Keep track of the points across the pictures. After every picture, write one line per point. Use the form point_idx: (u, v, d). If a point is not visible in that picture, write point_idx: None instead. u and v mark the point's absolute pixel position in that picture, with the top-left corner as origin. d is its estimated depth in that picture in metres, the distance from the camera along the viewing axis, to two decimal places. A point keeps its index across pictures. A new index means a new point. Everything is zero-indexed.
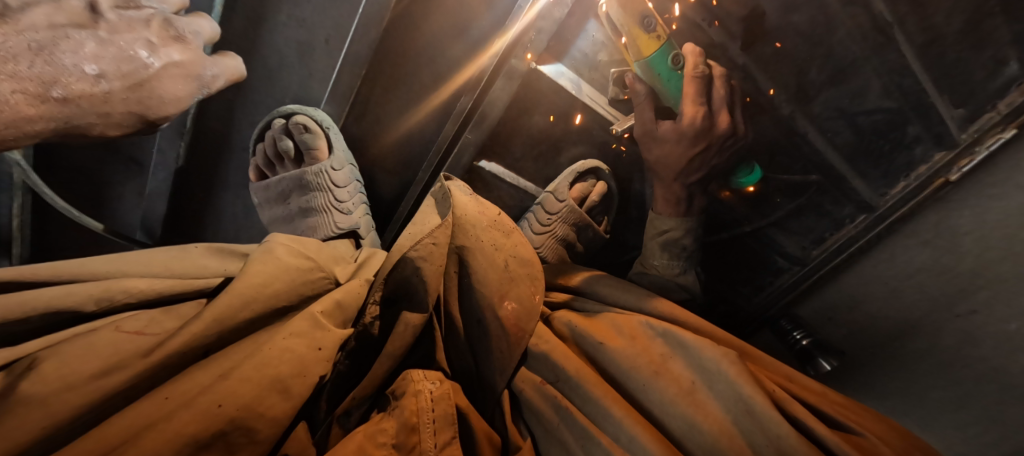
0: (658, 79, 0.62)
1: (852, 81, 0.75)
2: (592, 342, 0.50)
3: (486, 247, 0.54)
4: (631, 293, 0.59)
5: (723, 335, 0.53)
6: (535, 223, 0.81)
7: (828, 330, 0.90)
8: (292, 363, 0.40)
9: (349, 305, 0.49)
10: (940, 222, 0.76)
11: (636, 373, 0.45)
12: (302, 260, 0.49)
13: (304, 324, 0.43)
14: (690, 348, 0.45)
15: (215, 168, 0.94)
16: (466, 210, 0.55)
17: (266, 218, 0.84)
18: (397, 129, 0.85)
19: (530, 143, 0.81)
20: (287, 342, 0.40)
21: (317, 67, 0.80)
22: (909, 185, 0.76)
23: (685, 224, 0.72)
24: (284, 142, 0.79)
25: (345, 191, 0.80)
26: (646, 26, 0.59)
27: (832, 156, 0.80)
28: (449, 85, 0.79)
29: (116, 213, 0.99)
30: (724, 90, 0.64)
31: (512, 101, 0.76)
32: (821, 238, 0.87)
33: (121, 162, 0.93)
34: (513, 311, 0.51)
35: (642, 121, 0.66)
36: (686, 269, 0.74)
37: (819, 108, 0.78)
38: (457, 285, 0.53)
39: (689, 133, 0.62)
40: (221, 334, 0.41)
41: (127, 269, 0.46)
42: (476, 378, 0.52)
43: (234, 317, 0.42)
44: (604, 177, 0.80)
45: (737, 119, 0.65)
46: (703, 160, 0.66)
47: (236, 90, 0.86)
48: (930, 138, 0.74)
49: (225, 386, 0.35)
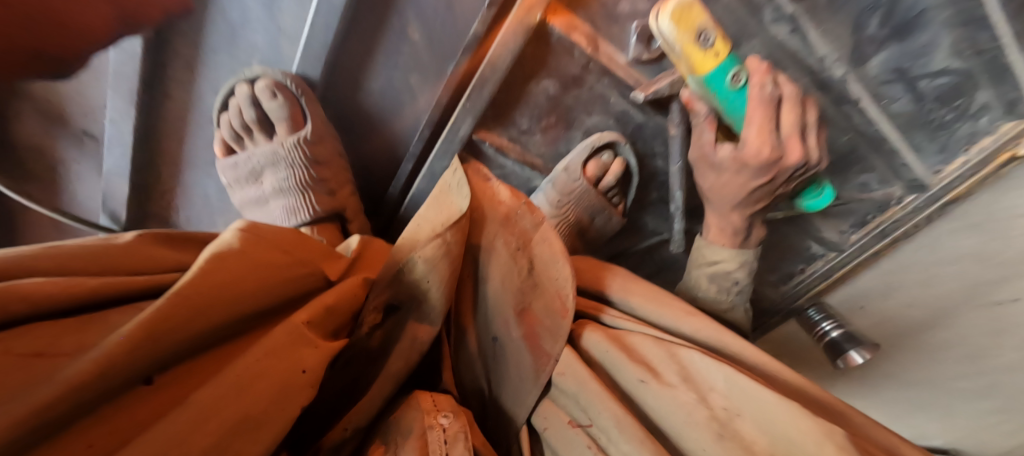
0: (716, 99, 0.54)
1: (923, 36, 0.64)
2: (632, 379, 0.39)
3: (507, 250, 0.42)
4: (671, 308, 0.49)
5: (801, 379, 0.40)
6: (545, 206, 0.72)
7: (858, 320, 0.92)
8: (269, 392, 0.29)
9: (342, 310, 0.39)
10: (994, 203, 0.71)
11: (696, 431, 0.34)
12: (280, 254, 0.36)
13: (285, 338, 0.32)
14: (777, 417, 0.33)
15: (180, 143, 0.84)
16: (482, 202, 0.43)
17: (237, 200, 0.76)
18: (372, 94, 0.74)
19: (543, 112, 0.68)
20: (263, 365, 0.29)
21: (286, 23, 0.70)
22: (970, 160, 0.70)
23: (739, 257, 0.64)
24: (248, 112, 0.70)
25: (327, 168, 0.72)
26: (705, 43, 0.50)
27: (885, 124, 0.73)
28: (445, 49, 0.66)
29: (75, 193, 0.91)
30: (796, 112, 0.53)
31: (521, 57, 0.63)
32: (863, 221, 0.83)
33: (73, 137, 0.84)
34: (539, 326, 0.41)
35: (699, 144, 0.59)
36: (735, 305, 0.66)
37: (874, 70, 0.68)
38: (472, 291, 0.45)
39: (750, 163, 0.54)
40: (169, 352, 0.28)
41: (40, 266, 0.31)
42: (489, 403, 0.44)
43: (183, 329, 0.28)
44: (624, 153, 0.69)
45: (813, 147, 0.54)
46: (766, 191, 0.58)
47: (190, 49, 0.74)
48: (1000, 105, 0.66)
49: (168, 432, 0.24)
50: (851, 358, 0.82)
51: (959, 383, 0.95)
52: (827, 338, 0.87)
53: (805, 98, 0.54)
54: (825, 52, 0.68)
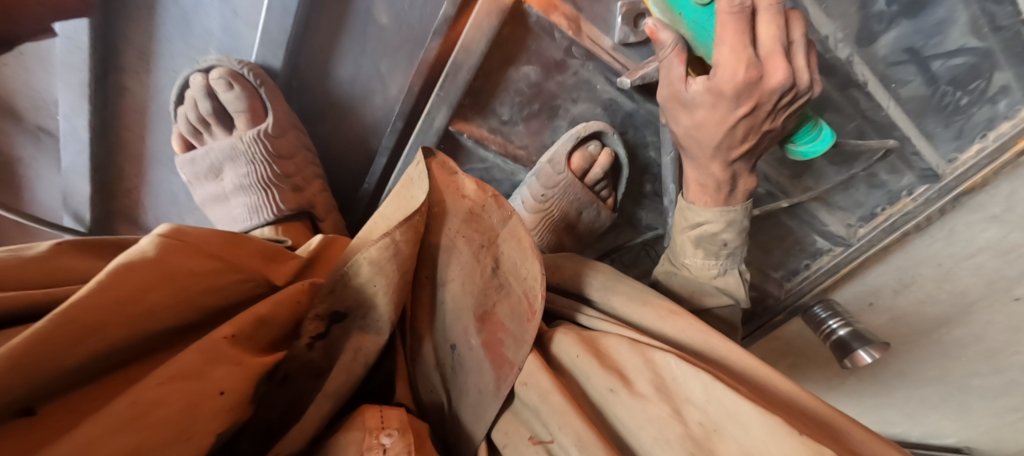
0: (680, 21, 0.50)
1: (939, 10, 0.60)
2: (600, 388, 0.35)
3: (467, 246, 0.39)
4: (651, 308, 0.45)
5: (794, 387, 0.35)
6: (528, 200, 0.68)
7: (869, 318, 0.89)
8: (172, 421, 0.26)
9: (281, 319, 0.36)
10: (1013, 194, 0.70)
11: (666, 450, 0.30)
12: (204, 260, 0.33)
13: (198, 358, 0.28)
14: (756, 435, 0.29)
15: (140, 138, 0.81)
16: (443, 194, 0.39)
17: (198, 197, 0.72)
18: (337, 81, 0.69)
19: (526, 101, 0.64)
20: (165, 391, 0.26)
21: (242, 5, 0.66)
22: (986, 147, 0.69)
23: (726, 216, 0.58)
24: (202, 103, 0.66)
25: (292, 163, 0.69)
26: None
27: (895, 110, 0.69)
28: (415, 33, 0.63)
29: (39, 192, 0.89)
30: (777, 25, 0.46)
31: (498, 38, 0.58)
32: (871, 214, 0.81)
33: (29, 133, 0.81)
34: (500, 333, 0.39)
35: (668, 81, 0.52)
36: (726, 269, 0.61)
37: (884, 51, 0.64)
38: (431, 294, 0.42)
39: (727, 92, 0.47)
40: (54, 377, 0.24)
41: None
42: (448, 419, 0.41)
43: (67, 351, 0.24)
44: (613, 143, 0.65)
45: (801, 67, 0.48)
46: (750, 127, 0.52)
47: (144, 37, 0.71)
48: (1020, 86, 0.65)
49: None
50: (862, 355, 0.77)
51: (974, 380, 0.93)
52: (834, 336, 0.82)
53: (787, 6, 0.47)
54: (830, 31, 0.62)
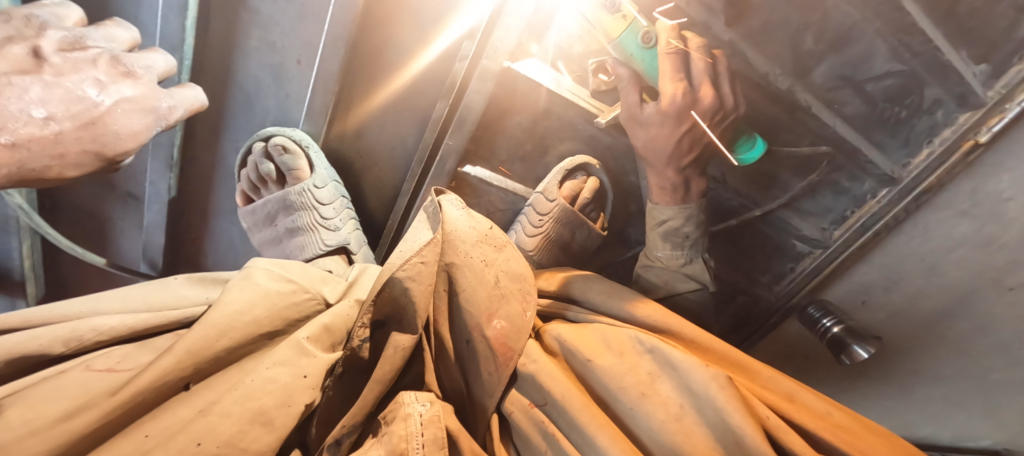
0: (633, 60, 0.59)
1: (857, 46, 0.73)
2: (580, 359, 0.49)
3: (475, 263, 0.55)
4: (622, 300, 0.59)
5: (724, 345, 0.49)
6: (528, 226, 0.78)
7: (866, 315, 0.94)
8: (276, 394, 0.41)
9: (338, 328, 0.53)
10: (975, 189, 0.78)
11: (624, 393, 0.44)
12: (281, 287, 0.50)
13: (289, 351, 0.45)
14: (685, 374, 0.43)
15: (206, 196, 0.96)
16: (454, 228, 0.56)
17: (255, 241, 0.85)
18: (364, 134, 0.83)
19: (523, 142, 0.77)
20: (271, 371, 0.42)
21: (293, 87, 0.80)
22: (935, 151, 0.78)
23: (684, 213, 0.70)
24: (265, 165, 0.79)
25: (330, 208, 0.81)
26: (610, 6, 0.55)
27: (843, 127, 0.80)
28: (426, 95, 0.76)
29: (118, 248, 1.03)
30: (706, 61, 0.58)
31: (493, 99, 0.73)
32: (842, 217, 0.90)
33: (118, 199, 0.96)
34: (503, 328, 0.53)
35: (625, 106, 0.62)
36: (691, 258, 0.73)
37: (821, 79, 0.76)
38: (447, 303, 0.55)
39: (671, 112, 0.58)
40: (198, 365, 0.42)
41: (105, 307, 0.48)
42: (467, 398, 0.55)
43: (210, 347, 0.42)
44: (596, 173, 0.77)
45: (727, 93, 0.60)
46: (693, 139, 0.62)
47: (215, 118, 0.86)
48: (952, 99, 0.75)
49: (203, 423, 0.37)
50: (857, 353, 0.84)
51: None
52: (830, 334, 0.89)
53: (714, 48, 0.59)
54: (769, 69, 0.75)
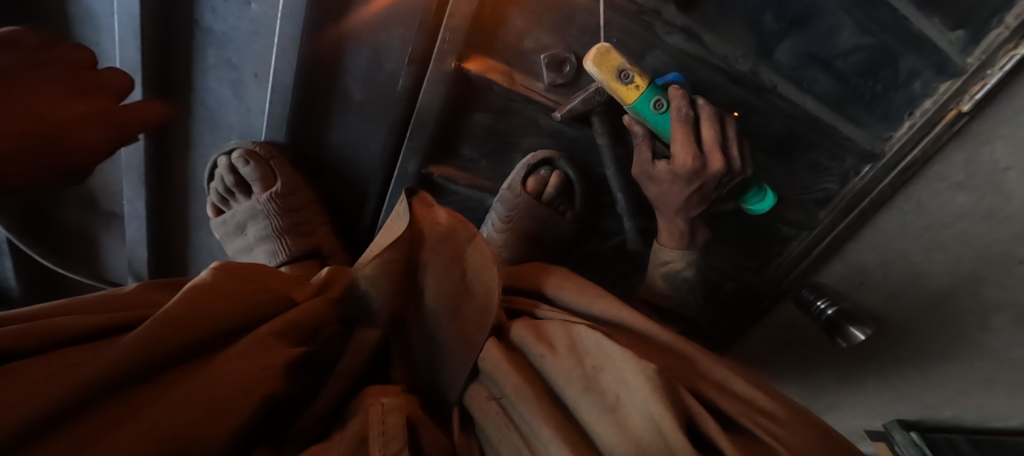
0: (646, 121, 0.67)
1: (823, 21, 0.70)
2: (535, 355, 0.51)
3: (440, 260, 0.60)
4: (587, 294, 0.60)
5: (668, 336, 0.51)
6: (496, 221, 0.81)
7: (864, 296, 0.93)
8: (236, 383, 0.45)
9: (306, 323, 0.55)
10: (969, 161, 0.76)
11: (570, 386, 0.46)
12: (245, 284, 0.52)
13: (251, 345, 0.48)
14: (618, 364, 0.45)
15: (185, 210, 0.99)
16: (422, 227, 0.61)
17: (229, 251, 0.89)
18: (326, 141, 0.83)
19: (488, 139, 0.77)
20: (230, 365, 0.45)
21: (252, 101, 0.81)
22: (916, 122, 0.77)
23: (686, 258, 0.77)
24: (227, 178, 0.83)
25: (299, 214, 0.85)
26: (625, 77, 0.63)
27: (812, 105, 0.78)
28: (381, 99, 0.75)
29: (109, 262, 1.10)
30: (714, 129, 0.67)
31: (450, 100, 0.73)
32: (828, 198, 0.88)
33: (103, 217, 1.02)
34: (466, 325, 0.57)
35: (639, 162, 0.70)
36: (686, 300, 0.80)
37: (788, 57, 0.74)
38: (416, 297, 0.62)
39: (683, 172, 0.67)
40: (161, 354, 0.42)
41: (59, 310, 0.45)
42: (435, 386, 0.59)
43: (171, 336, 0.43)
44: (559, 167, 0.77)
45: (733, 155, 0.69)
46: (702, 194, 0.70)
47: (183, 135, 0.88)
48: (929, 69, 0.73)
49: (167, 405, 0.40)
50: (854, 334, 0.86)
51: None
52: (825, 318, 0.90)
53: (720, 115, 0.67)
54: (729, 51, 0.73)
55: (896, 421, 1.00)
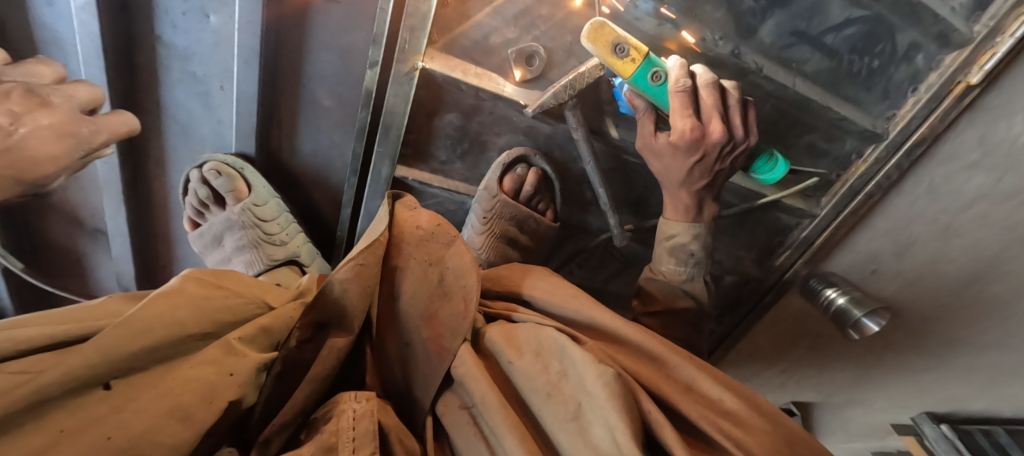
0: (645, 95, 0.63)
1: None
2: (502, 361, 0.48)
3: (420, 263, 0.58)
4: (566, 292, 0.57)
5: (639, 334, 0.48)
6: (475, 225, 0.79)
7: (881, 284, 0.87)
8: (197, 390, 0.42)
9: (277, 329, 0.53)
10: (984, 137, 0.72)
11: (534, 394, 0.44)
12: (214, 290, 0.49)
13: (216, 351, 0.46)
14: (580, 371, 0.43)
15: (168, 223, 1.01)
16: (402, 229, 0.59)
17: (209, 263, 0.89)
18: (298, 148, 0.84)
19: (460, 138, 0.76)
20: (193, 371, 0.43)
21: (222, 113, 0.82)
22: (922, 98, 0.72)
23: (692, 230, 0.74)
24: (201, 190, 0.83)
25: (274, 224, 0.85)
26: (619, 51, 0.59)
27: (801, 83, 0.73)
28: (349, 102, 0.76)
29: (98, 279, 1.13)
30: (715, 96, 0.64)
31: (416, 102, 0.72)
32: (829, 183, 0.84)
33: (88, 234, 1.05)
34: (439, 331, 0.55)
35: (641, 136, 0.68)
36: (693, 275, 0.76)
37: (771, 37, 0.70)
38: (388, 302, 0.59)
39: (682, 145, 0.64)
40: (117, 363, 0.39)
41: (27, 322, 0.44)
42: (405, 393, 0.57)
43: (127, 346, 0.39)
44: (536, 164, 0.76)
45: (736, 125, 0.65)
46: (704, 168, 0.68)
47: (160, 150, 0.89)
48: (931, 40, 0.68)
49: (119, 418, 0.37)
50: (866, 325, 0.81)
51: None
52: (833, 307, 0.85)
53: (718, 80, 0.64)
54: (706, 34, 0.68)
55: (925, 414, 0.96)
